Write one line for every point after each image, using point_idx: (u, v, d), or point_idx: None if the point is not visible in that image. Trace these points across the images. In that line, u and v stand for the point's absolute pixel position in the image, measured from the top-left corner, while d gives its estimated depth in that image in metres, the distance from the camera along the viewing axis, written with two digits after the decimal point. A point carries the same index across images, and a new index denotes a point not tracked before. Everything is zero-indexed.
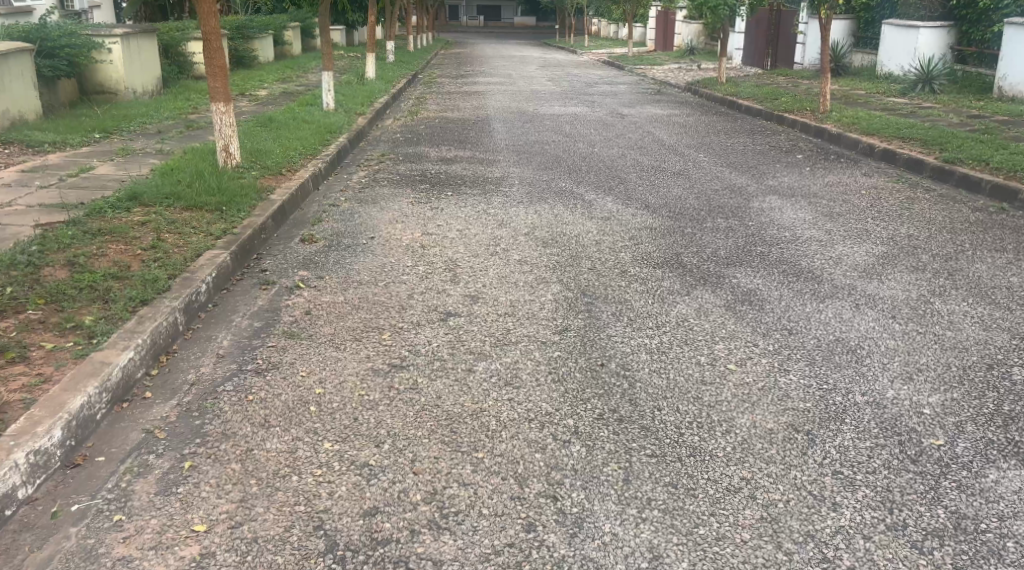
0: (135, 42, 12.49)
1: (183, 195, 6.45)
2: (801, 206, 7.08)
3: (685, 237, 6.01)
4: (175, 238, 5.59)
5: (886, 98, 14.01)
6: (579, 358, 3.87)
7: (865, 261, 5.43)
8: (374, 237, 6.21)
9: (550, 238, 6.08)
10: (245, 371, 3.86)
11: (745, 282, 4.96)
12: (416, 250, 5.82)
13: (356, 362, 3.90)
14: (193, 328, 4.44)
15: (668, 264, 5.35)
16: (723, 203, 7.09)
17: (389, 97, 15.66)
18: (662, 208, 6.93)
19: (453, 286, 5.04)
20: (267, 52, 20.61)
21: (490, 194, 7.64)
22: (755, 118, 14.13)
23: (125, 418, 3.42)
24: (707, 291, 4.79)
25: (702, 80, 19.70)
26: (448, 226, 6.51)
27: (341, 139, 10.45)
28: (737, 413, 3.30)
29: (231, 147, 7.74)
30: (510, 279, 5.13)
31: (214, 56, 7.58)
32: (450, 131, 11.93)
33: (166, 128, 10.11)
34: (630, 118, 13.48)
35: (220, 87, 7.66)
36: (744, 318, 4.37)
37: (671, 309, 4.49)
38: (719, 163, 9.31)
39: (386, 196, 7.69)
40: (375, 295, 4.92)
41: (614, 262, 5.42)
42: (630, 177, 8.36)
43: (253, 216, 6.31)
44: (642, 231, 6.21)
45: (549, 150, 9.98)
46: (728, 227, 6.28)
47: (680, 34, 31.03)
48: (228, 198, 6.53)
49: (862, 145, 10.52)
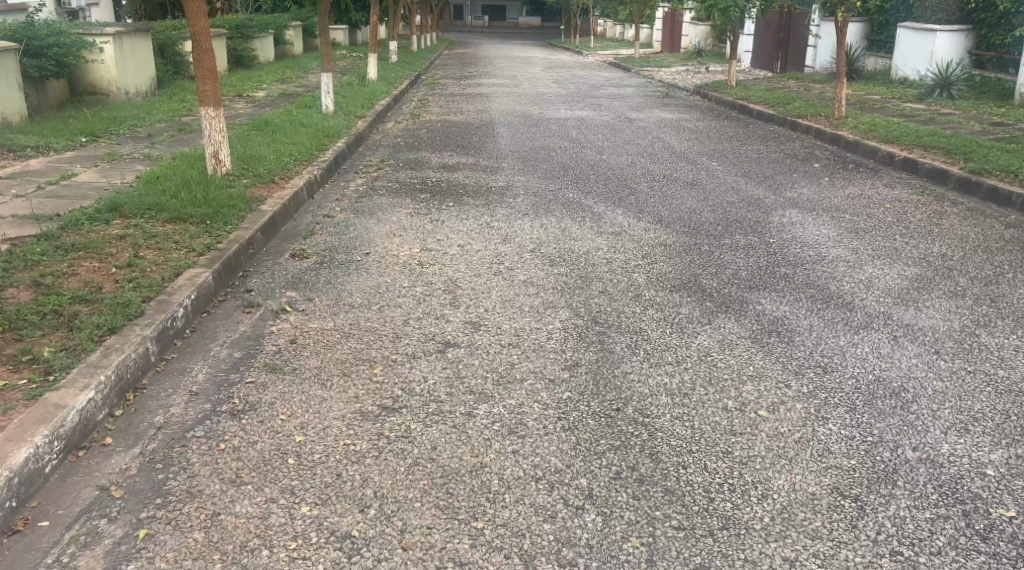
0: (128, 41, 12.12)
1: (167, 207, 6.06)
2: (824, 221, 6.68)
3: (702, 257, 5.61)
4: (154, 254, 5.20)
5: (902, 104, 13.60)
6: (592, 401, 3.47)
7: (899, 285, 5.03)
8: (369, 253, 5.81)
9: (557, 255, 5.68)
10: (219, 414, 3.46)
11: (770, 310, 4.56)
12: (414, 268, 5.43)
13: (343, 404, 3.49)
14: (167, 359, 4.05)
15: (685, 286, 4.96)
16: (740, 217, 6.71)
17: (390, 99, 15.28)
18: (676, 223, 6.54)
19: (453, 311, 4.64)
20: (267, 52, 20.25)
21: (494, 205, 7.25)
22: (767, 123, 13.72)
23: (80, 471, 3.03)
24: (729, 320, 4.39)
25: (711, 83, 19.28)
26: (449, 241, 6.11)
27: (340, 144, 10.06)
28: (773, 473, 2.90)
29: (221, 154, 7.36)
30: (514, 303, 4.73)
31: (204, 58, 7.18)
32: (452, 135, 11.54)
33: (157, 131, 9.73)
34: (638, 123, 13.07)
35: (209, 91, 7.26)
36: (773, 353, 3.96)
37: (691, 341, 4.09)
38: (733, 172, 8.90)
39: (384, 207, 7.30)
40: (368, 320, 4.52)
41: (627, 284, 5.03)
42: (641, 187, 7.98)
43: (241, 229, 5.92)
44: (656, 248, 5.82)
45: (556, 157, 9.59)
46: (747, 245, 5.89)
47: (688, 36, 30.61)
48: (214, 210, 6.14)
49: (881, 153, 10.11)
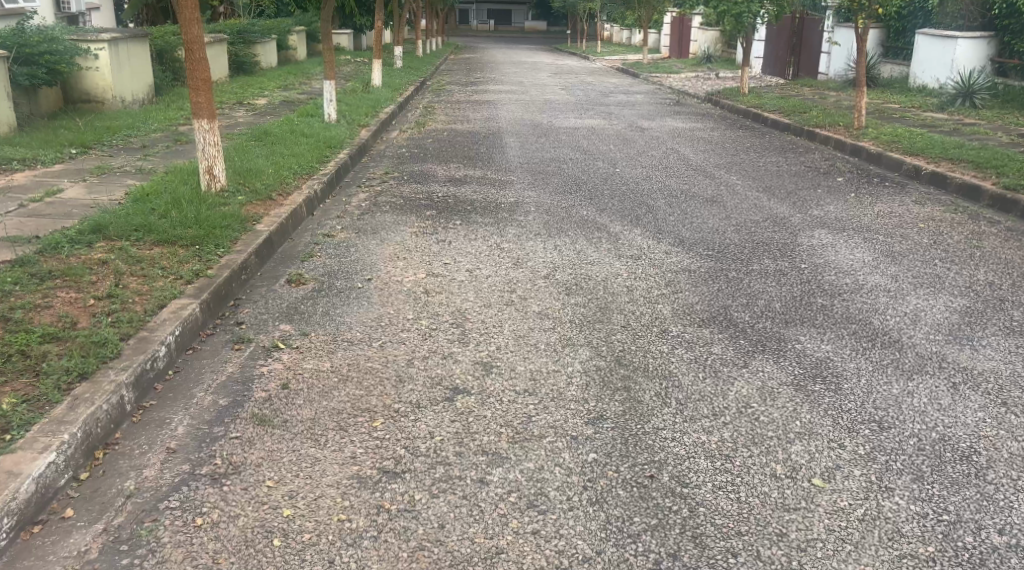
0: (125, 47, 11.76)
1: (155, 227, 5.67)
2: (856, 243, 6.26)
3: (729, 284, 5.20)
4: (138, 283, 4.80)
5: (922, 114, 13.18)
6: (621, 465, 3.05)
7: (948, 319, 4.59)
8: (371, 278, 5.41)
9: (572, 282, 5.27)
10: (198, 478, 3.05)
11: (812, 350, 4.14)
12: (419, 297, 5.02)
13: (339, 467, 3.09)
14: (144, 408, 3.64)
15: (715, 320, 4.54)
16: (766, 239, 6.30)
17: (395, 106, 14.89)
18: (699, 245, 6.12)
19: (462, 348, 4.23)
20: (270, 57, 19.90)
21: (504, 224, 6.85)
22: (784, 132, 13.29)
23: (32, 554, 2.63)
24: (767, 363, 3.97)
25: (722, 90, 18.84)
26: (456, 265, 5.71)
27: (342, 155, 9.66)
28: (839, 564, 2.49)
29: (215, 170, 6.96)
30: (529, 339, 4.32)
31: (198, 68, 6.79)
32: (459, 145, 11.13)
33: (152, 143, 9.34)
34: (651, 132, 12.64)
35: (203, 102, 6.87)
36: (819, 405, 3.54)
37: (728, 389, 3.67)
38: (754, 187, 8.48)
39: (387, 225, 6.90)
40: (368, 360, 4.11)
41: (651, 316, 4.62)
42: (658, 204, 7.56)
43: (233, 252, 5.53)
44: (680, 274, 5.41)
45: (566, 170, 9.19)
46: (777, 271, 5.48)
47: (696, 42, 30.24)
48: (205, 231, 5.74)
49: (906, 167, 9.70)
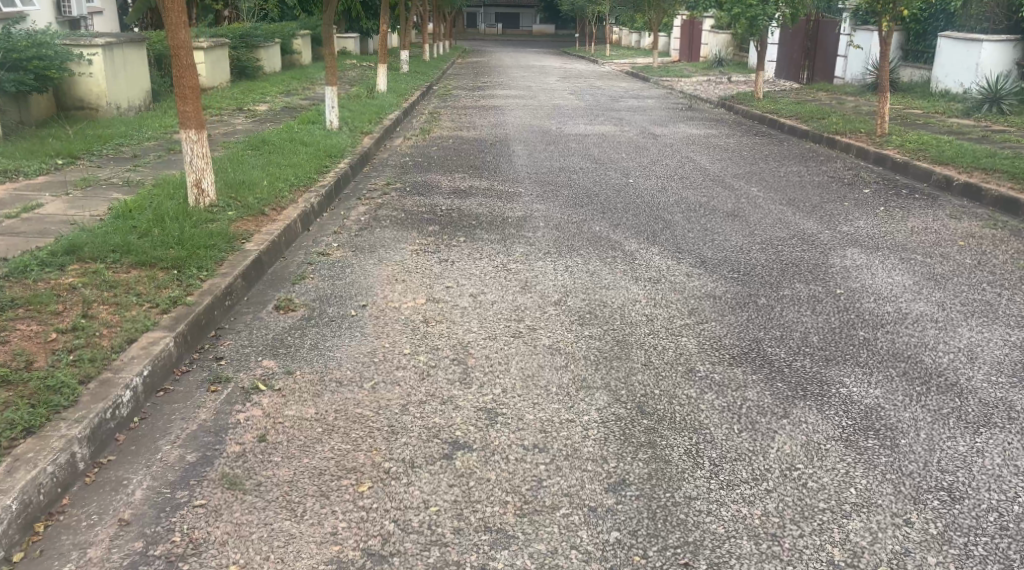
0: (120, 51, 11.35)
1: (134, 247, 5.24)
2: (893, 264, 5.77)
3: (759, 313, 4.75)
4: (109, 312, 4.36)
5: (947, 120, 12.67)
6: (650, 548, 2.62)
7: (1009, 356, 4.11)
8: (366, 304, 4.97)
9: (586, 310, 4.80)
10: (151, 560, 2.60)
11: (859, 395, 3.67)
12: (418, 327, 4.57)
13: (318, 547, 2.65)
14: (100, 465, 3.19)
15: (747, 358, 4.08)
16: (795, 260, 5.83)
17: (399, 112, 14.47)
18: (723, 266, 5.66)
19: (464, 391, 3.76)
20: (273, 62, 19.51)
21: (511, 241, 6.40)
22: (802, 139, 12.78)
23: None
24: (810, 412, 3.50)
25: (736, 94, 18.35)
26: (459, 288, 5.25)
27: (342, 164, 9.23)
28: None
29: (204, 183, 6.52)
30: (539, 380, 3.85)
31: (185, 74, 6.34)
32: (465, 153, 10.68)
33: (143, 152, 8.92)
34: (664, 139, 12.15)
35: (190, 112, 6.44)
36: (875, 466, 3.08)
37: (768, 447, 3.21)
38: (777, 200, 7.99)
39: (387, 242, 6.45)
40: (358, 405, 3.65)
41: (674, 351, 4.16)
42: (676, 218, 7.09)
43: (217, 276, 5.09)
44: (703, 300, 4.96)
45: (577, 181, 8.73)
46: (810, 298, 5.03)
47: (707, 45, 29.75)
48: (188, 251, 5.31)
49: (935, 177, 9.21)
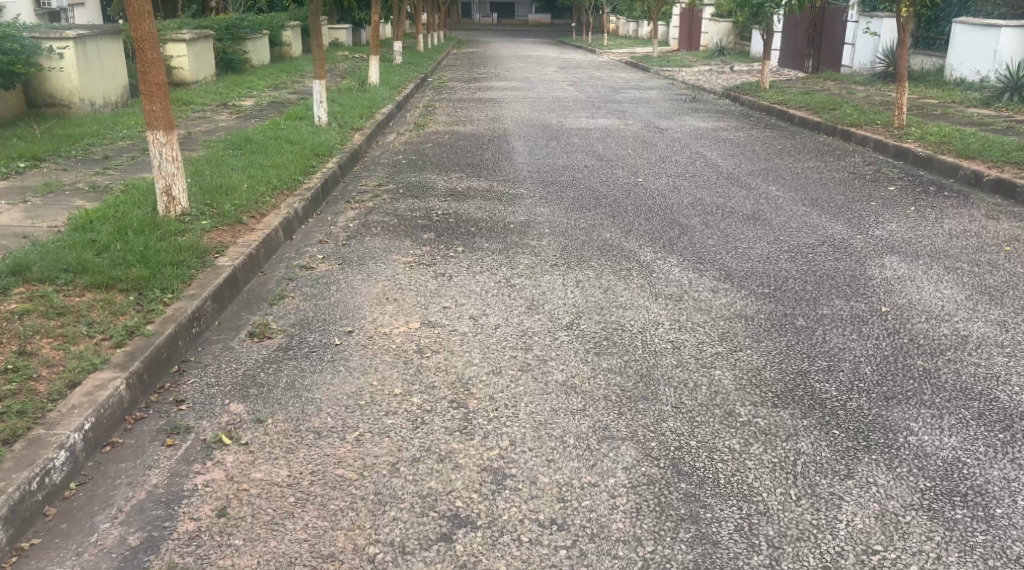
0: (94, 44, 10.73)
1: (91, 266, 4.65)
2: (939, 275, 5.20)
3: (799, 337, 4.17)
4: (53, 347, 3.77)
5: (966, 110, 12.12)
6: None
7: None
8: (353, 330, 4.38)
9: (601, 336, 4.23)
10: None
11: (933, 445, 3.09)
12: (411, 360, 3.98)
13: None
14: (20, 552, 2.62)
15: (794, 398, 3.50)
16: (829, 272, 5.26)
17: (392, 106, 13.85)
18: (750, 280, 5.09)
19: (465, 444, 3.18)
20: (261, 54, 18.84)
21: (514, 250, 5.82)
22: (814, 132, 12.20)
23: None
24: (878, 470, 2.92)
25: (742, 84, 17.76)
26: (458, 309, 4.67)
27: (329, 164, 8.63)
28: None
29: (174, 191, 5.92)
30: (553, 429, 3.27)
31: (150, 69, 5.72)
32: (461, 150, 10.09)
33: (115, 153, 8.31)
34: (670, 133, 11.56)
35: (158, 111, 5.83)
36: (972, 548, 2.50)
37: (836, 523, 2.63)
38: (798, 200, 7.42)
39: (378, 254, 5.86)
40: (339, 466, 3.06)
41: (708, 390, 3.59)
42: (693, 222, 6.51)
43: (182, 299, 4.49)
44: (734, 322, 4.38)
45: (582, 180, 8.15)
46: (853, 318, 4.45)
47: (707, 34, 29.14)
48: (152, 270, 4.72)
49: (962, 172, 8.66)
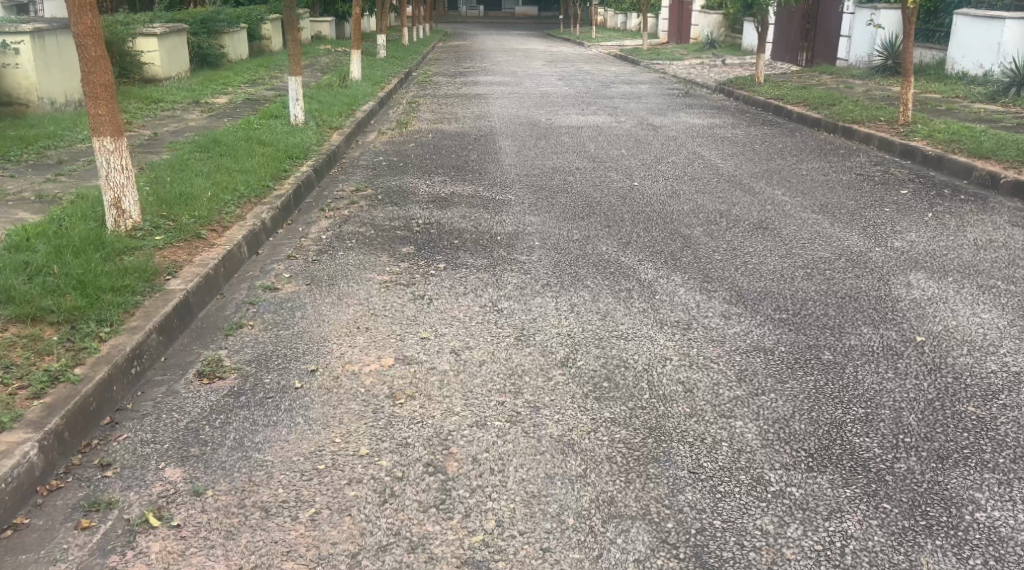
0: (54, 39, 10.06)
1: (19, 293, 4.05)
2: (974, 295, 4.70)
3: (828, 376, 3.65)
4: None
5: (970, 106, 11.65)
6: None
7: None
8: (316, 369, 3.82)
9: (601, 375, 3.69)
10: None
11: (1008, 525, 2.59)
12: (381, 409, 3.42)
13: None
14: None
15: (832, 459, 2.98)
16: (852, 292, 4.74)
17: (374, 102, 13.24)
18: (764, 303, 4.57)
19: (443, 526, 2.63)
20: (238, 48, 18.14)
21: (503, 267, 5.27)
22: (814, 129, 11.69)
23: None
24: (947, 563, 2.43)
25: (735, 78, 17.22)
26: (439, 341, 4.11)
27: (304, 167, 8.04)
28: None
29: (125, 203, 5.31)
30: (549, 504, 2.73)
31: (94, 69, 5.11)
32: (446, 151, 9.52)
33: (70, 157, 7.68)
34: (665, 131, 11.03)
35: (104, 114, 5.22)
36: None
37: None
38: (807, 206, 6.91)
39: (351, 271, 5.29)
40: (287, 559, 2.51)
41: (730, 448, 3.06)
42: (695, 233, 5.99)
43: (123, 332, 3.90)
44: (752, 357, 3.85)
45: (573, 184, 7.61)
46: (885, 350, 3.93)
47: (697, 26, 28.63)
48: (89, 296, 4.13)
49: (976, 174, 8.19)
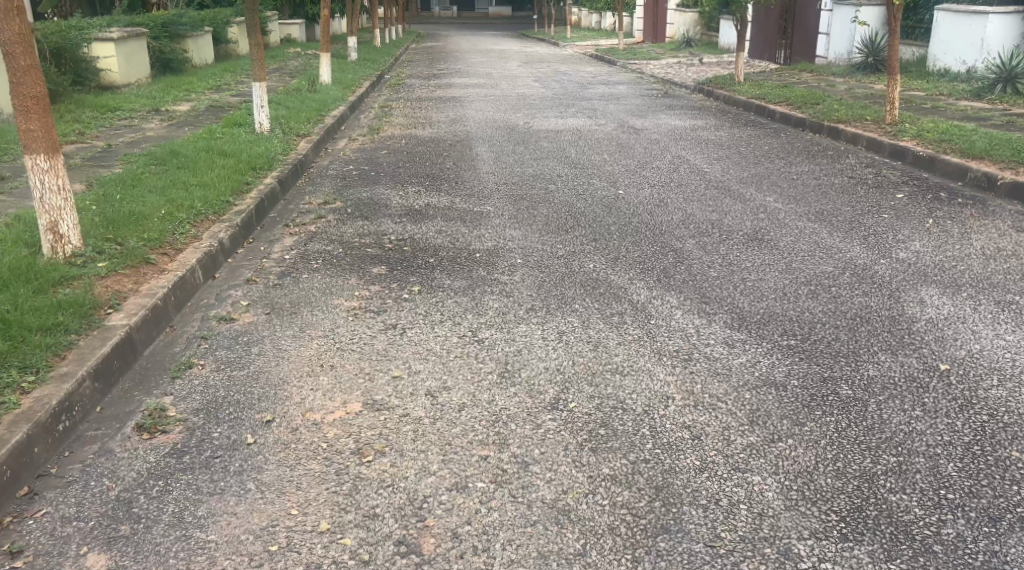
0: None
1: None
2: (994, 313, 4.34)
3: (850, 416, 3.25)
4: None
5: (957, 103, 11.39)
6: None
7: None
8: (272, 420, 3.36)
9: (596, 421, 3.25)
10: None
11: None
12: (344, 470, 2.96)
13: None
14: None
15: (871, 525, 2.57)
16: (863, 312, 4.36)
17: (344, 107, 12.73)
18: (770, 327, 4.17)
19: None
20: (202, 53, 17.51)
21: (483, 290, 4.83)
22: (799, 129, 11.37)
23: None
24: None
25: (714, 78, 16.87)
26: (413, 381, 3.66)
27: (267, 179, 7.55)
28: None
29: (62, 227, 4.82)
30: None
31: (25, 80, 4.61)
32: (420, 158, 9.07)
33: (13, 173, 7.13)
34: (647, 134, 10.65)
35: (37, 130, 4.72)
36: None
37: None
38: (802, 213, 6.55)
39: (316, 297, 4.83)
40: None
41: (750, 511, 2.65)
42: (687, 246, 5.59)
43: (50, 380, 3.43)
44: (763, 395, 3.44)
45: (555, 193, 7.19)
46: (909, 383, 3.54)
47: (673, 25, 28.36)
48: (13, 336, 3.64)
49: (970, 175, 7.89)
